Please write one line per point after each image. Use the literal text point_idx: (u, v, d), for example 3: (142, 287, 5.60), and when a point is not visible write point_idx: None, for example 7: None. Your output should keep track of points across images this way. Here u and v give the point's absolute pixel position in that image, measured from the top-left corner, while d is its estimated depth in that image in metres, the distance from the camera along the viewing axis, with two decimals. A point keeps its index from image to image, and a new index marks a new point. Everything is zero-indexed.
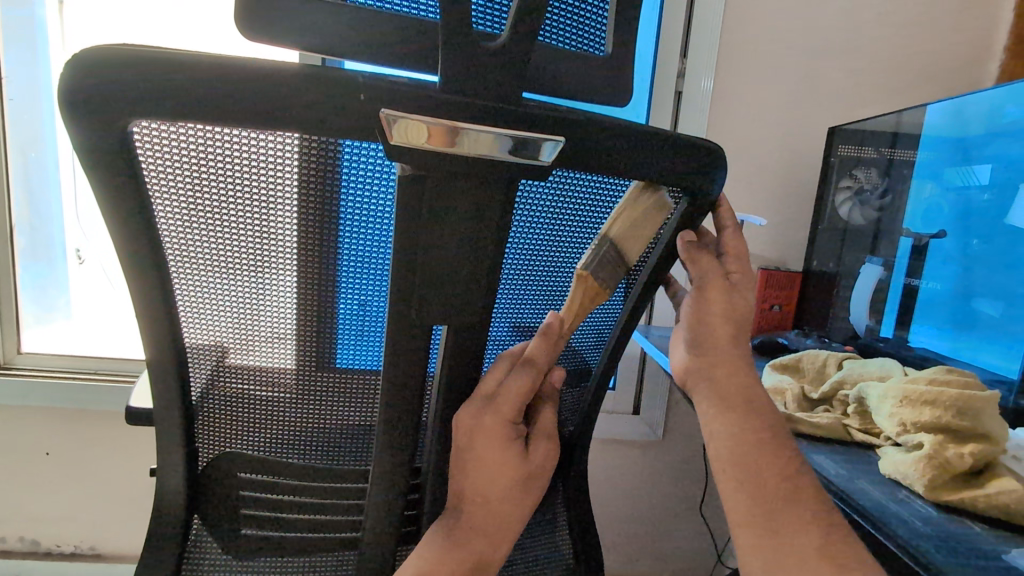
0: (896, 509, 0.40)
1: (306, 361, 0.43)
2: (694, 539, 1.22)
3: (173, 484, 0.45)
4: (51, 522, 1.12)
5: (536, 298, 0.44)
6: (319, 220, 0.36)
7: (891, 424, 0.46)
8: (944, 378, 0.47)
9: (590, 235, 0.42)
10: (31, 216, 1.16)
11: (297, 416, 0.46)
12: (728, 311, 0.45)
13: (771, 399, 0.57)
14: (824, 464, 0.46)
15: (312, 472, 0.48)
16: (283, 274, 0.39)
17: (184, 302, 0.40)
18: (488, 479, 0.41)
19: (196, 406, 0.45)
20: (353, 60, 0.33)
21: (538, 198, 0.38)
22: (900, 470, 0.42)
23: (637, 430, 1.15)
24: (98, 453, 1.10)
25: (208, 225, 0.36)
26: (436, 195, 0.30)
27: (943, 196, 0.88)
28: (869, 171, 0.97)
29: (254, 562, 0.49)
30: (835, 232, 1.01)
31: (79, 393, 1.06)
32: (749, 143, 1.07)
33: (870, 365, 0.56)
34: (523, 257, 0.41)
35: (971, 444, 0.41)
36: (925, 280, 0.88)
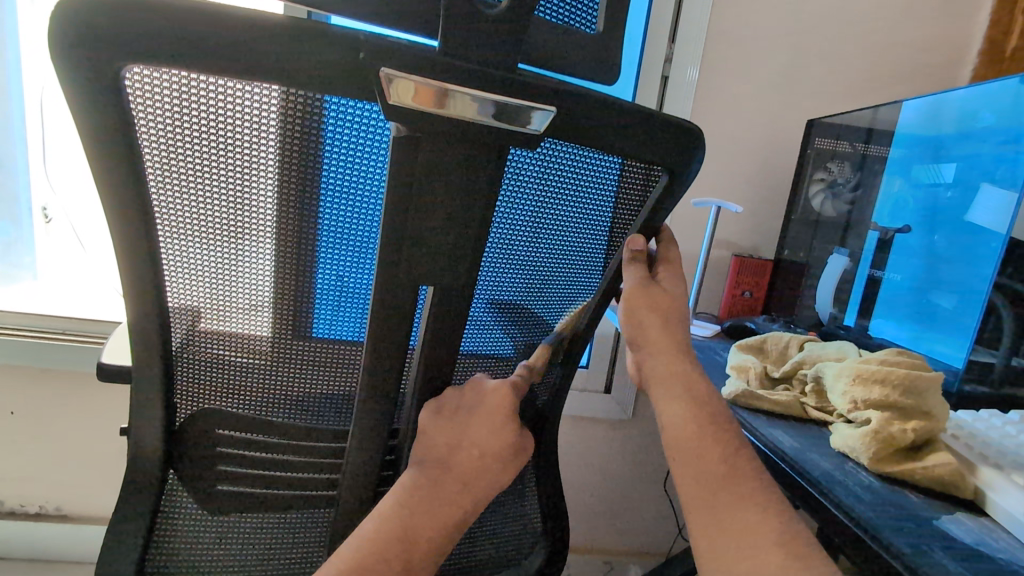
0: (843, 478, 0.42)
1: (290, 326, 0.44)
2: (657, 514, 1.27)
3: (150, 436, 0.46)
4: (16, 483, 1.10)
5: (518, 272, 0.45)
6: (308, 184, 0.36)
7: (842, 401, 0.49)
8: (894, 359, 0.50)
9: (574, 210, 0.43)
10: (9, 168, 1.12)
11: (278, 380, 0.46)
12: (652, 305, 0.49)
13: (735, 377, 0.59)
14: (780, 436, 0.49)
15: (290, 431, 0.48)
16: (268, 237, 0.39)
17: (167, 259, 0.40)
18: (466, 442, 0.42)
19: (175, 365, 0.45)
20: (338, 14, 0.31)
21: (528, 168, 0.39)
22: (848, 443, 0.45)
23: (607, 408, 1.19)
24: (65, 413, 1.08)
25: (195, 182, 0.36)
26: (428, 158, 0.31)
27: (911, 193, 0.91)
28: (841, 165, 1.00)
29: (227, 521, 0.49)
30: (807, 224, 1.04)
31: (45, 353, 1.03)
32: (731, 133, 1.09)
33: (829, 346, 0.59)
34: (509, 227, 0.41)
35: (914, 421, 0.44)
36: (887, 271, 0.92)
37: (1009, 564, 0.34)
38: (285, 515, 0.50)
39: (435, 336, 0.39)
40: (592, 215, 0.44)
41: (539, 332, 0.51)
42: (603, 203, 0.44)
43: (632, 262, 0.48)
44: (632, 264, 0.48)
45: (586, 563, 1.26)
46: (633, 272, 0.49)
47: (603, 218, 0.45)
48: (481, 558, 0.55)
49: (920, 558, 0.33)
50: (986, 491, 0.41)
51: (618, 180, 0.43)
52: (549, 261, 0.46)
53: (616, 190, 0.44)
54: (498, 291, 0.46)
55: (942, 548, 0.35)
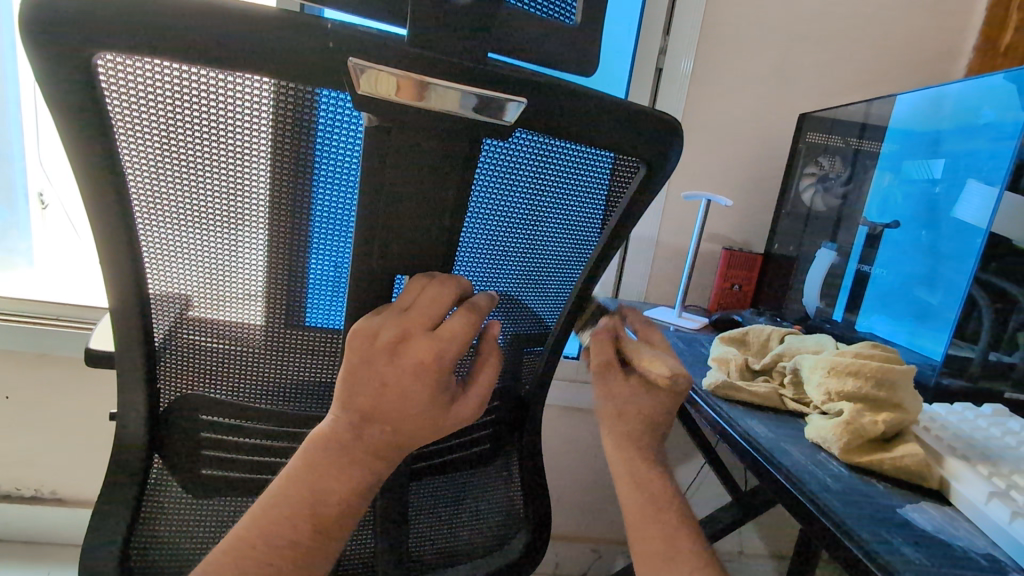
0: (812, 468, 0.43)
1: (272, 314, 0.44)
2: None
3: (135, 420, 0.46)
4: (12, 466, 1.11)
5: (497, 262, 0.46)
6: (287, 173, 0.37)
7: (818, 393, 0.50)
8: (869, 352, 0.50)
9: (552, 199, 0.44)
10: (9, 153, 1.12)
11: (260, 367, 0.47)
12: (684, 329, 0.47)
13: (716, 369, 0.60)
14: (755, 427, 0.50)
15: (274, 416, 0.49)
16: (250, 227, 0.40)
17: (148, 245, 0.40)
18: (412, 427, 0.37)
19: (159, 353, 0.46)
20: (330, 8, 0.30)
21: (503, 155, 0.39)
22: (821, 434, 0.46)
23: None
24: (59, 398, 1.09)
25: (174, 170, 0.37)
26: (400, 147, 0.31)
27: (900, 187, 0.92)
28: (833, 159, 1.01)
29: (216, 503, 0.51)
30: (798, 217, 1.05)
31: (37, 338, 1.04)
32: (723, 126, 1.09)
33: (808, 340, 0.60)
34: (486, 216, 0.42)
35: (884, 413, 0.45)
36: (876, 266, 0.92)
37: (966, 552, 0.35)
38: None
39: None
40: (570, 205, 0.45)
41: (521, 323, 0.53)
42: (584, 193, 0.45)
43: (433, 306, 0.36)
44: (428, 306, 0.36)
45: (574, 550, 1.28)
46: (408, 297, 0.36)
47: (583, 207, 0.46)
48: (463, 544, 0.56)
49: (882, 546, 0.34)
50: (951, 480, 0.41)
51: (599, 168, 0.44)
52: (528, 250, 0.47)
53: (596, 180, 0.44)
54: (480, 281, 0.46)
55: (902, 536, 0.36)
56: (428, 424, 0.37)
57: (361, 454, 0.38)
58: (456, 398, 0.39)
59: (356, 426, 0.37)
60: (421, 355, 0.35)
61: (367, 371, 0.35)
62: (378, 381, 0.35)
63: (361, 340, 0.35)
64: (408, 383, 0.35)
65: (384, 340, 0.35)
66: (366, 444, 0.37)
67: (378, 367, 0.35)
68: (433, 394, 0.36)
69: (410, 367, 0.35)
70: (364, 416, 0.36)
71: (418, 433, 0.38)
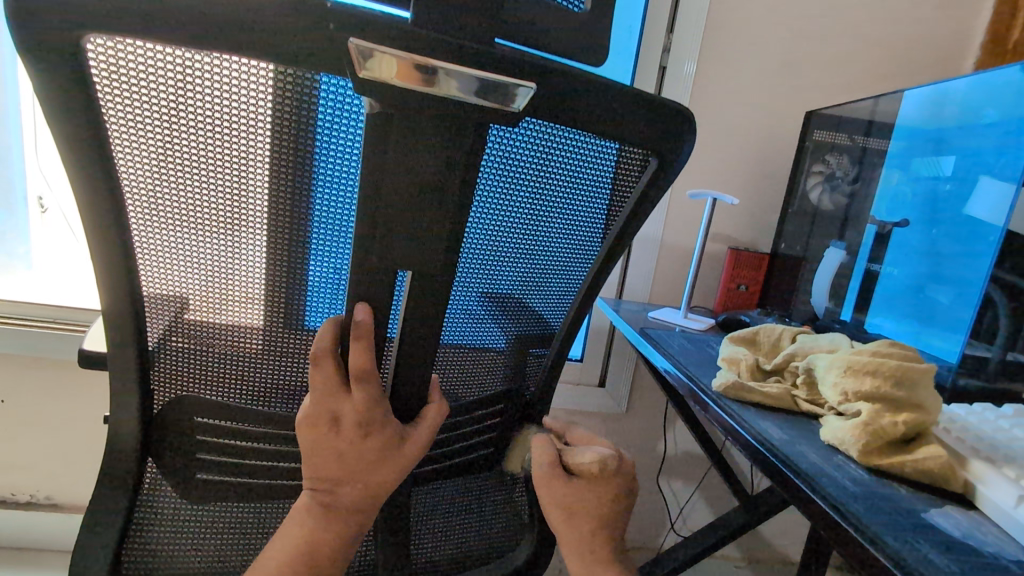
0: (830, 470, 0.41)
1: (269, 312, 0.43)
2: (651, 509, 1.26)
3: (128, 422, 0.45)
4: (6, 471, 1.10)
5: (501, 259, 0.45)
6: (288, 167, 0.36)
7: (834, 393, 0.48)
8: (887, 350, 0.49)
9: (558, 192, 0.42)
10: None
11: (256, 365, 0.46)
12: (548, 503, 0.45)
13: (726, 369, 0.58)
14: (768, 428, 0.48)
15: (271, 419, 0.48)
16: (247, 225, 0.39)
17: (140, 242, 0.39)
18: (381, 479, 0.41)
19: (151, 352, 0.44)
20: None
21: (510, 146, 0.38)
22: (837, 435, 0.44)
23: (601, 401, 1.18)
24: (54, 400, 1.08)
25: (170, 163, 0.36)
26: (406, 135, 0.30)
27: (909, 186, 0.90)
28: (840, 157, 1.00)
29: (210, 510, 0.48)
30: (805, 216, 1.04)
31: (31, 340, 1.02)
32: (728, 124, 1.08)
33: (822, 338, 0.58)
34: (491, 209, 0.41)
35: (905, 413, 0.43)
36: (886, 265, 0.90)
37: (997, 558, 0.33)
38: (267, 502, 0.50)
39: (407, 335, 0.37)
40: (576, 199, 0.44)
41: (525, 324, 0.52)
42: (592, 186, 0.44)
43: (361, 382, 0.38)
44: (358, 384, 0.38)
45: None
46: (341, 378, 0.39)
47: (590, 202, 0.45)
48: (467, 549, 0.55)
49: (911, 556, 0.32)
50: (976, 483, 0.40)
51: (606, 160, 0.42)
52: (532, 246, 0.45)
53: (603, 174, 0.43)
54: (484, 278, 0.45)
55: (929, 543, 0.34)
56: (390, 469, 0.41)
57: (341, 513, 0.41)
58: (406, 435, 0.41)
59: (327, 491, 0.41)
60: (364, 423, 0.39)
61: (324, 448, 0.40)
62: (335, 454, 0.40)
63: (316, 423, 0.39)
64: (359, 448, 0.39)
65: (334, 423, 0.39)
66: (343, 502, 0.41)
67: (331, 442, 0.39)
68: (386, 450, 0.40)
69: (358, 436, 0.39)
70: (332, 482, 0.41)
71: (382, 482, 0.41)
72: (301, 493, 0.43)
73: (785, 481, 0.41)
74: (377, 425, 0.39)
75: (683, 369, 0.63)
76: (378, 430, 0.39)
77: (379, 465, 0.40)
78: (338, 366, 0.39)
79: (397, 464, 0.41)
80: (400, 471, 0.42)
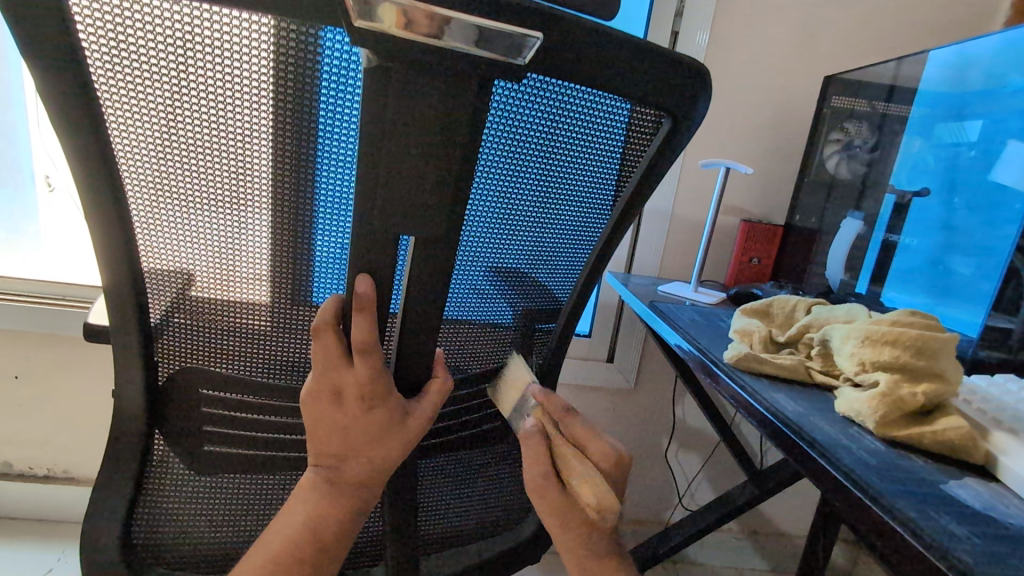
0: (846, 442, 0.40)
1: (268, 281, 0.42)
2: (659, 483, 1.26)
3: (133, 393, 0.44)
4: (24, 445, 1.12)
5: (509, 226, 0.43)
6: (284, 130, 0.35)
7: (850, 364, 0.47)
8: (907, 319, 0.47)
9: (564, 155, 0.41)
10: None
11: (256, 335, 0.45)
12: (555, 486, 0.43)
13: (738, 341, 0.57)
14: (781, 400, 0.47)
15: (274, 390, 0.47)
16: (243, 189, 0.37)
17: (137, 208, 0.38)
18: (389, 449, 0.40)
19: (153, 322, 0.44)
20: None
21: (516, 103, 0.36)
22: (854, 407, 0.43)
23: (610, 377, 1.17)
24: (66, 376, 1.09)
25: (164, 125, 0.35)
26: (404, 90, 0.28)
27: (931, 153, 0.87)
28: (860, 124, 0.96)
29: (218, 484, 0.48)
30: (821, 185, 1.01)
31: (41, 317, 1.03)
32: (742, 92, 1.04)
33: (837, 309, 0.56)
34: (497, 172, 0.39)
35: (925, 384, 0.42)
36: (904, 236, 0.87)
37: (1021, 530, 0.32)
38: (274, 476, 0.49)
39: (411, 305, 0.36)
40: (584, 163, 0.42)
41: (532, 297, 0.50)
42: (601, 149, 0.42)
43: (364, 354, 0.37)
44: (361, 357, 0.37)
45: None
46: (342, 351, 0.38)
47: (599, 166, 0.43)
48: (474, 521, 0.55)
49: (932, 527, 0.31)
50: (997, 455, 0.39)
51: (615, 121, 0.41)
52: (539, 213, 0.44)
53: (613, 136, 0.41)
54: (491, 247, 0.44)
55: (950, 514, 0.33)
56: (394, 444, 0.40)
57: (345, 486, 0.41)
58: (410, 410, 0.41)
59: (332, 461, 0.40)
60: (369, 396, 0.39)
61: (326, 423, 0.40)
62: (339, 427, 0.40)
63: (320, 397, 0.39)
64: (362, 420, 0.39)
65: (337, 396, 0.39)
66: (347, 477, 0.41)
67: (333, 416, 0.39)
68: (390, 423, 0.40)
69: (362, 409, 0.39)
70: (335, 458, 0.40)
71: (387, 455, 0.41)
72: (302, 474, 0.43)
73: (801, 454, 0.40)
74: (381, 398, 0.39)
75: (694, 342, 0.61)
76: (382, 403, 0.39)
77: (384, 436, 0.40)
78: (339, 339, 0.38)
79: (402, 436, 0.40)
80: (405, 444, 0.41)
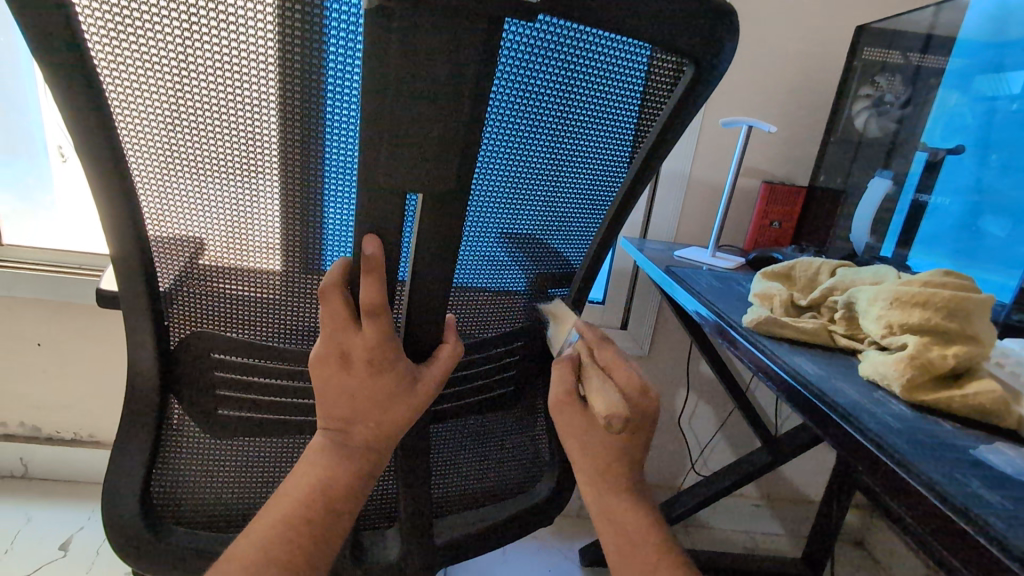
0: (870, 406, 0.39)
1: (272, 240, 0.41)
2: (672, 449, 1.26)
3: (146, 357, 0.44)
4: (51, 410, 1.15)
5: (521, 185, 0.42)
6: (283, 84, 0.33)
7: (877, 327, 0.45)
8: (939, 280, 0.45)
9: (578, 107, 0.39)
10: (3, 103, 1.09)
11: (264, 297, 0.44)
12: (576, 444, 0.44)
13: (758, 305, 0.55)
14: (802, 363, 0.45)
15: (285, 355, 0.47)
16: (242, 143, 0.36)
17: (138, 167, 0.38)
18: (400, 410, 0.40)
19: (162, 285, 0.43)
20: None
21: (528, 50, 0.34)
22: (879, 371, 0.41)
23: (623, 343, 1.16)
24: (87, 343, 1.11)
25: (161, 77, 0.34)
26: (409, 31, 0.26)
27: (969, 107, 0.82)
28: (892, 78, 0.93)
29: (234, 448, 0.49)
30: (849, 144, 0.98)
31: (59, 286, 1.04)
32: (766, 46, 0.99)
33: (864, 271, 0.54)
34: (509, 126, 0.37)
35: (956, 346, 0.40)
36: (934, 196, 0.83)
37: None
38: (286, 440, 0.50)
39: (421, 266, 0.35)
40: (599, 116, 0.40)
41: (545, 261, 0.49)
42: (618, 101, 0.40)
43: (372, 317, 0.37)
44: (369, 319, 0.37)
45: None
46: (350, 315, 0.38)
47: (615, 120, 0.41)
48: (488, 483, 0.55)
49: (961, 492, 0.30)
50: None
51: (633, 70, 0.38)
52: (553, 171, 0.42)
53: (630, 86, 0.39)
54: (502, 208, 0.42)
55: (980, 479, 0.31)
56: (404, 407, 0.40)
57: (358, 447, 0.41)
58: (418, 374, 0.40)
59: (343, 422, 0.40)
60: (376, 360, 0.38)
61: (334, 386, 0.39)
62: (347, 390, 0.39)
63: (329, 360, 0.39)
64: (370, 382, 0.39)
65: (345, 359, 0.38)
66: (357, 440, 0.40)
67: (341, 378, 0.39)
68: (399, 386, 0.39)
69: (369, 372, 0.38)
70: (343, 420, 0.40)
71: (396, 416, 0.40)
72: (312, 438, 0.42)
73: (824, 418, 0.39)
74: (390, 361, 0.38)
75: (712, 307, 0.60)
76: (391, 366, 0.39)
77: (392, 399, 0.39)
78: (347, 304, 0.38)
79: (411, 399, 0.40)
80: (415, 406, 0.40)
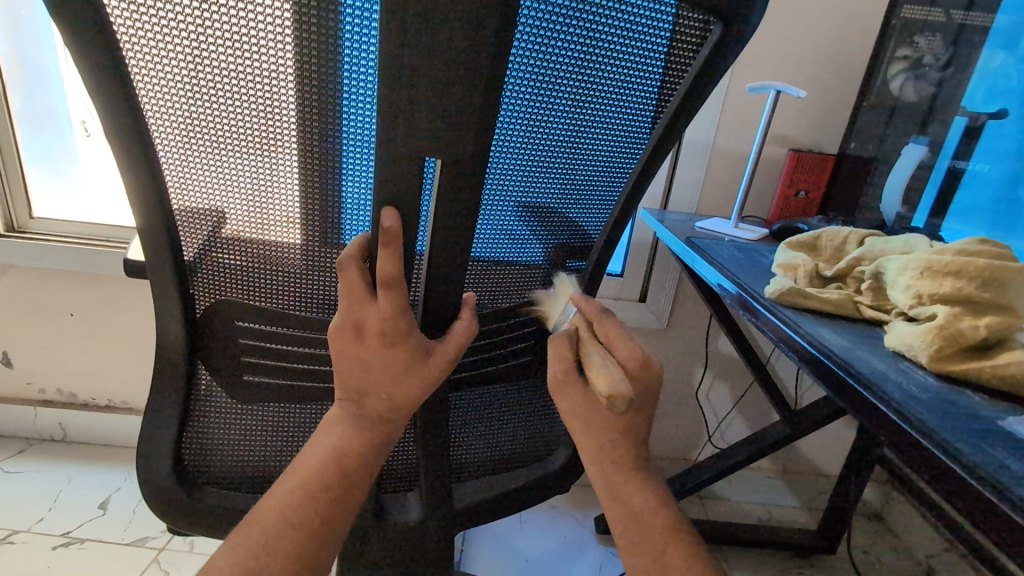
0: (895, 377, 0.38)
1: (293, 210, 0.41)
2: (689, 422, 1.27)
3: (173, 325, 0.45)
4: (86, 377, 1.21)
5: (540, 152, 0.41)
6: (300, 52, 0.33)
7: (906, 297, 0.44)
8: (975, 249, 0.43)
9: (601, 72, 0.38)
10: (29, 78, 1.11)
11: (287, 267, 0.45)
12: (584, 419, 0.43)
13: (782, 275, 0.54)
14: (826, 334, 0.45)
15: (306, 323, 0.47)
16: (261, 112, 0.36)
17: (161, 138, 0.38)
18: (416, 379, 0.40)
19: (187, 255, 0.44)
20: None
21: (550, 11, 0.33)
22: (906, 341, 0.40)
23: (642, 316, 1.15)
24: (116, 312, 1.15)
25: (179, 45, 0.33)
26: None
27: (1013, 66, 0.77)
28: (932, 37, 0.89)
29: (258, 416, 0.50)
30: (882, 110, 0.95)
31: (89, 257, 1.08)
32: (798, 7, 0.95)
33: (894, 240, 0.52)
34: (529, 90, 0.36)
35: (988, 317, 0.39)
36: (973, 162, 0.80)
37: None
38: (307, 409, 0.51)
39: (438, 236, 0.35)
40: (621, 81, 0.39)
41: (562, 232, 0.48)
42: (641, 64, 0.39)
43: (388, 288, 0.37)
44: (385, 291, 0.37)
45: None
46: (366, 286, 0.38)
47: (638, 85, 0.40)
48: (504, 451, 0.56)
49: (989, 465, 0.29)
50: None
51: (657, 31, 0.37)
52: (573, 138, 0.41)
53: (654, 48, 0.38)
54: (521, 176, 0.42)
55: (1008, 452, 0.31)
56: (419, 378, 0.41)
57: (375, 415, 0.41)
58: (431, 348, 0.41)
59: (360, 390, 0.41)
60: (391, 330, 0.39)
61: (349, 355, 0.40)
62: (362, 361, 0.40)
63: (345, 331, 0.39)
64: (382, 353, 0.39)
65: (361, 328, 0.39)
66: (373, 409, 0.41)
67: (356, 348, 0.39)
68: (412, 358, 0.40)
69: (383, 343, 0.39)
70: (359, 390, 0.41)
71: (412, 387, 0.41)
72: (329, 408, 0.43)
73: (849, 391, 0.38)
74: (404, 333, 0.39)
75: (734, 279, 0.58)
76: (404, 337, 0.39)
77: (406, 371, 0.40)
78: (364, 276, 0.38)
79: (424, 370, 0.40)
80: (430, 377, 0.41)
